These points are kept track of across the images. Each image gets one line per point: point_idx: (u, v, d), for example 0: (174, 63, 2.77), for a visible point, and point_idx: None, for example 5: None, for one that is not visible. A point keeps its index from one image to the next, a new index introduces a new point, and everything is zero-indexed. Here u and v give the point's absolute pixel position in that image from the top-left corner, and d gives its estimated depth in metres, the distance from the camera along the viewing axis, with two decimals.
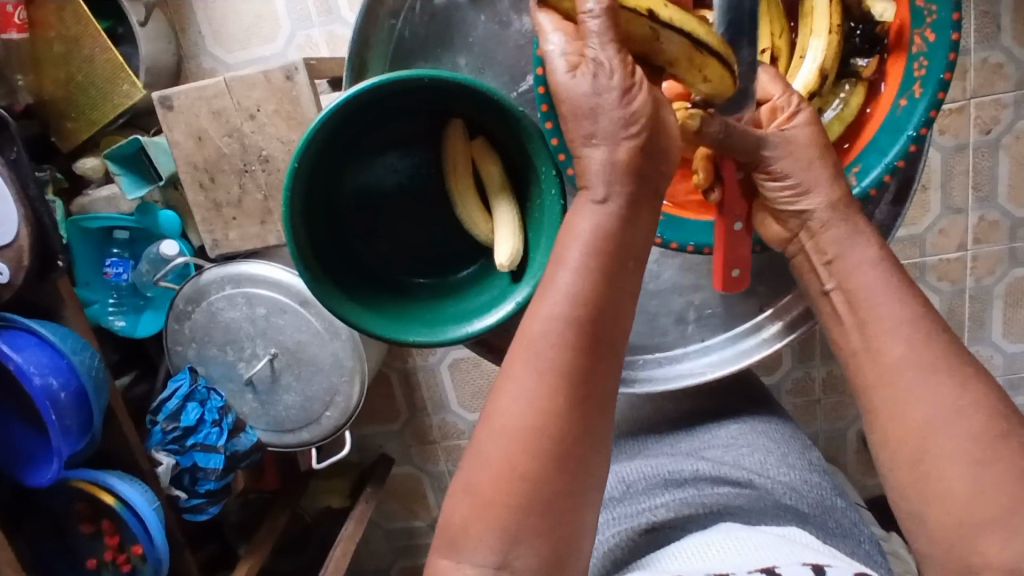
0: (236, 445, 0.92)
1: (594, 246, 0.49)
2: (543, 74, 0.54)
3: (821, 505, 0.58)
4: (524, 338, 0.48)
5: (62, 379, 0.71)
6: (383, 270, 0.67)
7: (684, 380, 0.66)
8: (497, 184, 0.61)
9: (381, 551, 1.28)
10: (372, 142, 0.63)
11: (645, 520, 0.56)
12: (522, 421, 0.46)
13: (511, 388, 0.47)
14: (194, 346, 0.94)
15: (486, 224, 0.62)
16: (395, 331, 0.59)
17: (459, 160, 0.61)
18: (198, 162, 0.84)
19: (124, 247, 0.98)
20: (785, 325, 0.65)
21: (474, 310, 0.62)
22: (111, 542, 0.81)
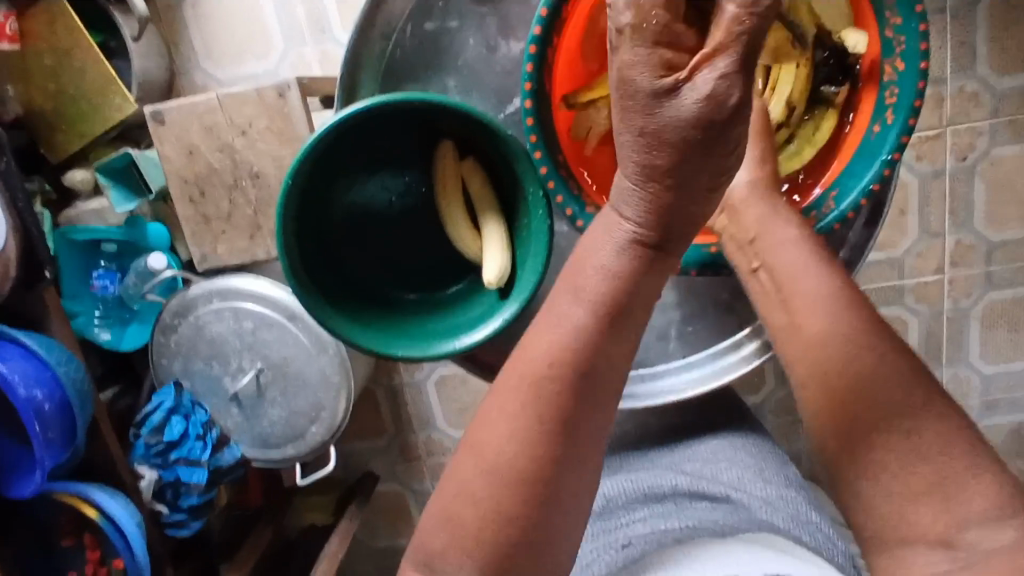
0: (220, 460, 0.93)
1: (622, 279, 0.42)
2: (531, 90, 0.55)
3: (798, 519, 0.57)
4: (518, 362, 0.42)
5: (47, 391, 0.71)
6: (375, 286, 0.68)
7: (662, 398, 0.67)
8: (487, 204, 0.62)
9: (364, 569, 1.27)
10: (364, 159, 0.64)
11: (620, 537, 0.57)
12: (510, 450, 0.41)
13: (498, 418, 0.41)
14: (179, 360, 0.93)
15: (474, 242, 0.63)
16: (383, 345, 0.61)
17: (448, 179, 0.63)
18: (188, 176, 0.84)
19: (111, 259, 0.98)
20: (762, 344, 0.65)
21: (462, 327, 0.63)
22: (92, 557, 0.81)
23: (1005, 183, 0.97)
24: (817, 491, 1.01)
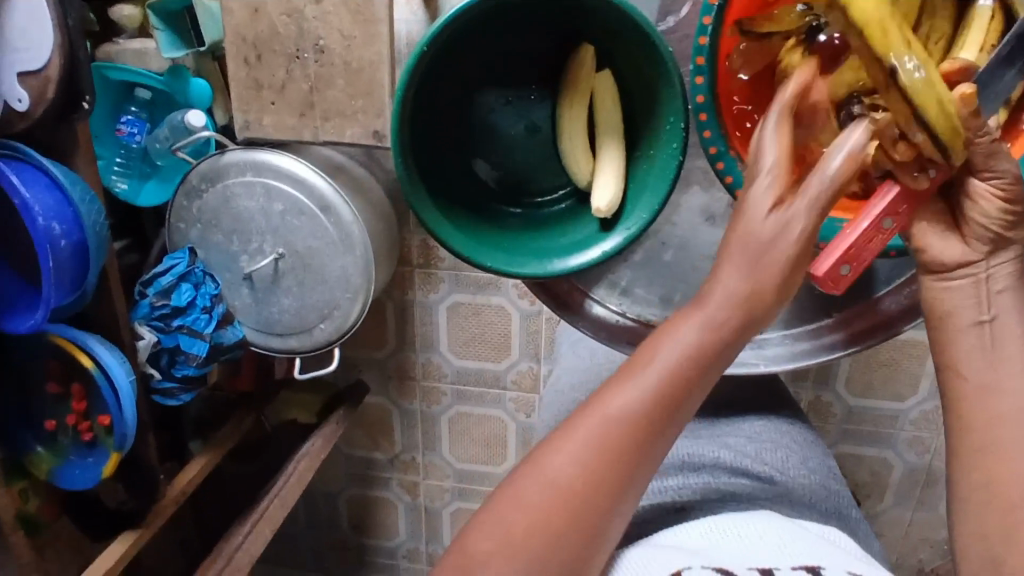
0: (222, 336, 0.89)
1: (706, 343, 0.45)
2: (708, 26, 0.50)
3: (838, 512, 0.59)
4: (597, 410, 0.44)
5: (65, 227, 0.67)
6: (479, 196, 0.68)
7: (739, 369, 0.63)
8: (609, 127, 0.62)
9: (334, 475, 1.27)
10: (492, 51, 0.64)
11: (671, 498, 0.56)
12: (572, 476, 0.43)
13: (566, 448, 0.43)
14: (198, 227, 0.89)
15: (587, 166, 0.63)
16: (477, 255, 0.60)
17: (579, 91, 0.62)
18: (248, 36, 0.79)
19: (143, 108, 0.92)
20: (846, 337, 0.62)
21: (561, 249, 0.63)
22: (76, 408, 0.78)
23: None
24: None
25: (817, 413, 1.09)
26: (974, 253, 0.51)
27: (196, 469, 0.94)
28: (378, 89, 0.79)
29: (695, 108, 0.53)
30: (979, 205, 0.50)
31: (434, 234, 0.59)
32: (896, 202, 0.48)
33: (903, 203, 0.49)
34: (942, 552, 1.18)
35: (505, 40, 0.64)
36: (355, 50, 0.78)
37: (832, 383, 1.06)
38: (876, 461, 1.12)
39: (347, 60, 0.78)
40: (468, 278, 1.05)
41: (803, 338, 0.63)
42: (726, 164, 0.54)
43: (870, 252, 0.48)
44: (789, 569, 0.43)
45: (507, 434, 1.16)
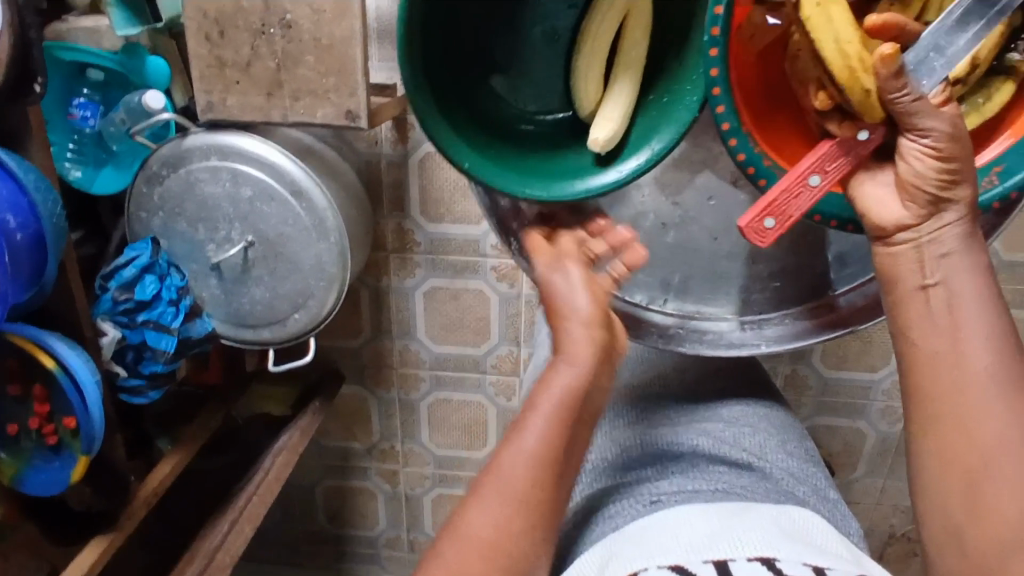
0: (189, 330, 0.85)
1: (568, 403, 0.52)
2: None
3: (818, 495, 0.58)
4: (500, 462, 0.50)
5: (20, 219, 0.63)
6: (495, 108, 0.68)
7: (737, 349, 0.66)
8: (633, 57, 0.62)
9: (310, 467, 1.24)
10: None
11: (648, 492, 0.55)
12: (490, 531, 0.47)
13: (483, 499, 0.48)
14: (161, 216, 0.85)
15: (596, 95, 0.64)
16: (487, 173, 0.59)
17: (613, 12, 0.61)
18: (209, 10, 0.74)
19: (96, 89, 0.86)
20: (840, 317, 0.64)
21: (570, 172, 0.62)
22: (39, 410, 0.74)
23: None
24: None
25: (793, 387, 1.11)
26: (915, 215, 0.51)
27: (169, 468, 0.90)
28: (351, 66, 0.75)
29: (710, 82, 0.52)
30: (910, 165, 0.50)
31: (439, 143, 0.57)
32: (824, 157, 0.51)
33: (839, 156, 0.51)
34: (912, 517, 1.21)
35: None
36: (326, 25, 0.74)
37: (807, 358, 1.07)
38: (850, 432, 1.14)
39: (317, 36, 0.74)
40: (444, 262, 1.02)
41: (800, 317, 0.66)
42: (739, 143, 0.53)
43: (798, 201, 0.52)
44: (743, 560, 0.44)
45: (487, 419, 1.15)
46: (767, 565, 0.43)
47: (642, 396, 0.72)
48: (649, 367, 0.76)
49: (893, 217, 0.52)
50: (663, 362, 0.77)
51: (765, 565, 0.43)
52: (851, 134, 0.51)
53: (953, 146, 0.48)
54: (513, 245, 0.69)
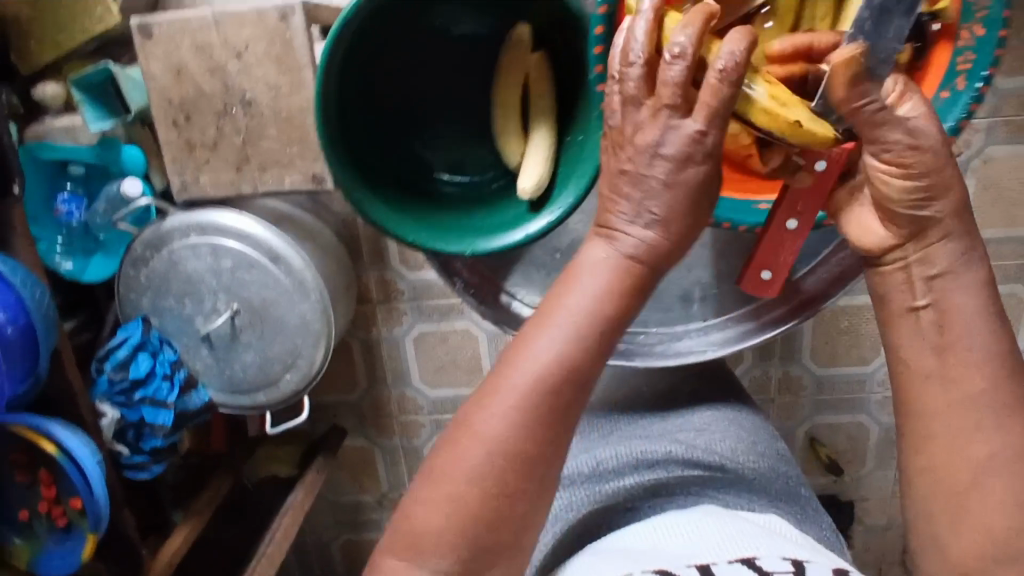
0: (187, 402, 0.88)
1: (613, 287, 0.46)
2: (602, 35, 0.52)
3: (788, 491, 0.61)
4: (518, 366, 0.46)
5: (8, 314, 0.66)
6: (414, 174, 0.71)
7: (685, 357, 0.68)
8: (541, 110, 0.64)
9: (324, 525, 1.25)
10: (423, 37, 0.69)
11: (619, 501, 0.58)
12: (501, 439, 0.45)
13: (495, 405, 0.45)
14: (149, 295, 0.88)
15: (519, 148, 0.66)
16: (415, 235, 0.60)
17: (513, 70, 0.65)
18: (173, 98, 0.78)
19: (79, 183, 0.90)
20: (785, 313, 0.66)
21: (494, 229, 0.63)
22: (47, 494, 0.76)
23: (997, 184, 0.93)
24: None
25: (788, 389, 1.10)
26: (895, 236, 0.51)
27: (179, 540, 0.92)
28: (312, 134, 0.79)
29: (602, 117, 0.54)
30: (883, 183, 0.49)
31: (364, 214, 0.59)
32: (794, 203, 0.56)
33: (807, 194, 0.55)
34: None
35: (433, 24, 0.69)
36: (283, 98, 0.78)
37: (798, 357, 1.07)
38: (852, 426, 1.12)
39: (276, 109, 0.79)
40: (429, 306, 1.05)
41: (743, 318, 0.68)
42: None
43: (760, 252, 0.59)
44: (725, 563, 0.44)
45: None
46: (749, 565, 0.43)
47: (615, 416, 0.75)
48: (632, 387, 0.78)
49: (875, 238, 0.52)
50: (644, 380, 0.78)
51: (746, 566, 0.43)
52: (813, 169, 0.54)
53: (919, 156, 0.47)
54: (457, 284, 0.71)
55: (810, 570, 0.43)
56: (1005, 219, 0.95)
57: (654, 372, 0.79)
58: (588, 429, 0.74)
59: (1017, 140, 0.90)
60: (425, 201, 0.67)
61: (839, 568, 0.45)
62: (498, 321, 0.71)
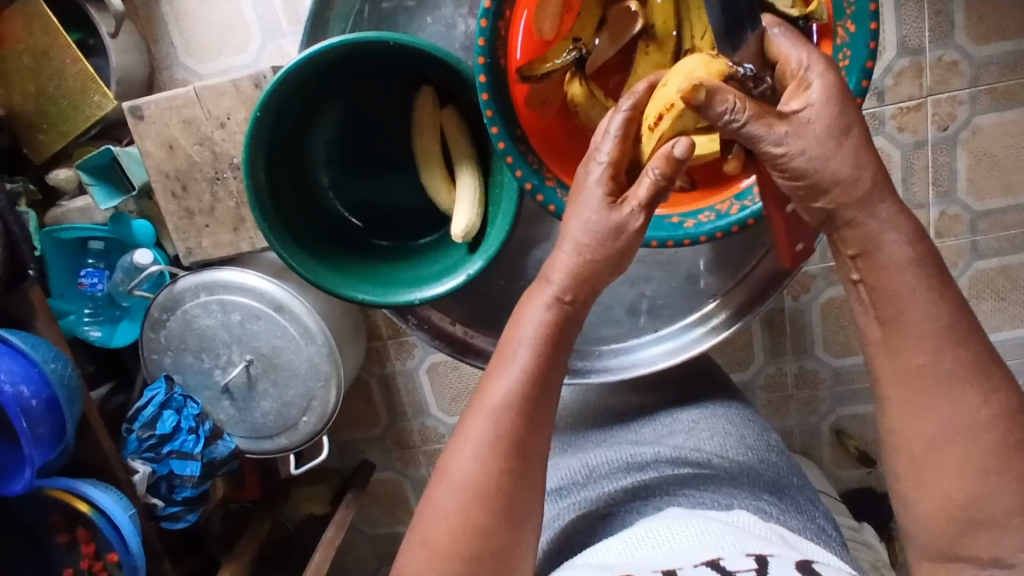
0: (214, 452, 0.92)
1: (549, 334, 0.52)
2: (486, 83, 0.54)
3: (777, 482, 0.61)
4: (483, 404, 0.50)
5: (33, 387, 0.73)
6: (346, 230, 0.75)
7: (634, 371, 0.71)
8: (462, 156, 0.67)
9: (364, 557, 1.28)
10: (344, 101, 0.71)
11: (601, 506, 0.59)
12: (478, 478, 0.48)
13: (467, 446, 0.49)
14: (170, 354, 0.93)
15: (450, 195, 0.68)
16: (343, 287, 0.65)
17: (426, 123, 0.67)
18: (170, 170, 0.85)
19: (99, 257, 0.97)
20: (730, 315, 0.70)
21: (435, 276, 0.67)
22: (86, 551, 0.82)
23: (990, 153, 0.91)
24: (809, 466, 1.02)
25: (805, 383, 1.05)
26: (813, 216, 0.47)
27: None
28: None
29: (500, 155, 0.56)
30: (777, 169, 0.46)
31: (304, 276, 0.64)
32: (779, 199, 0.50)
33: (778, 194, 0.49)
34: None
35: (351, 90, 0.70)
36: None
37: (812, 351, 1.03)
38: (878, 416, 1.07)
39: None
40: None
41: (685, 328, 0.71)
42: (546, 195, 0.57)
43: (782, 236, 0.52)
44: (691, 568, 0.43)
45: None
46: (713, 567, 0.42)
47: (607, 425, 0.77)
48: (627, 395, 0.79)
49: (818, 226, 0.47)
50: (639, 388, 0.79)
51: (712, 568, 0.42)
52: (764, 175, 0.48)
53: (813, 146, 0.43)
54: (410, 321, 0.73)
55: (772, 567, 0.42)
56: (1002, 187, 0.92)
57: (649, 381, 0.79)
58: (583, 439, 0.76)
59: (1002, 108, 0.89)
60: (362, 256, 0.72)
61: (804, 561, 0.44)
62: (454, 353, 0.73)
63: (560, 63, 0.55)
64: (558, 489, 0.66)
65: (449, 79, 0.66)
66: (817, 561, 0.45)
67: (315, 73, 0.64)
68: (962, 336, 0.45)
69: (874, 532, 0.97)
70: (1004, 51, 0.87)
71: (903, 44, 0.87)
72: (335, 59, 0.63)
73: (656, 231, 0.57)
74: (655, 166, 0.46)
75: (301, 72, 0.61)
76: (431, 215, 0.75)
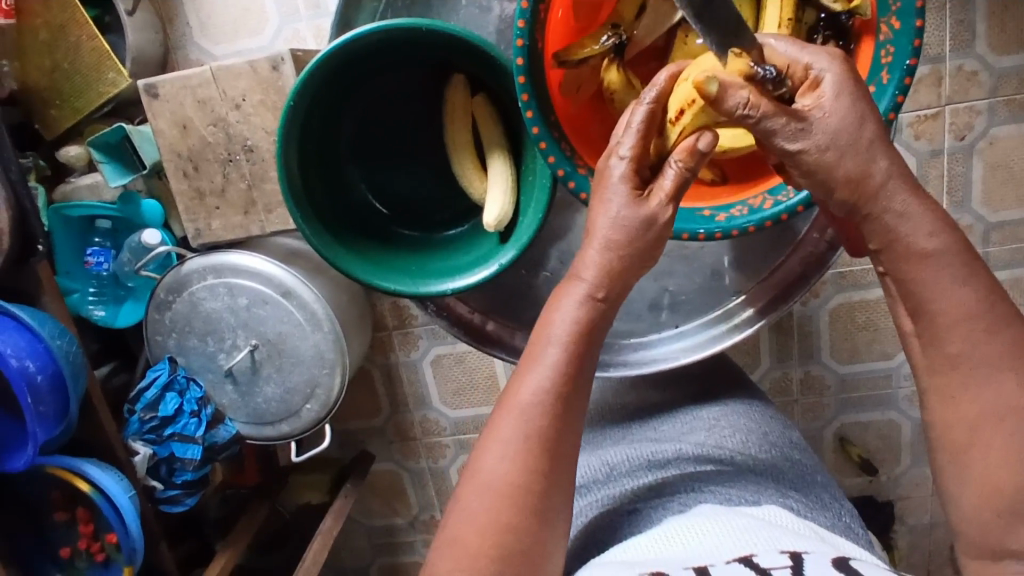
0: (215, 436, 0.91)
1: (585, 331, 0.50)
2: (524, 66, 0.53)
3: (801, 480, 0.61)
4: (512, 401, 0.49)
5: (39, 363, 0.73)
6: (373, 218, 0.74)
7: (656, 364, 0.71)
8: (493, 142, 0.66)
9: (361, 548, 1.28)
10: (373, 88, 0.70)
11: (623, 503, 0.59)
12: (509, 476, 0.47)
13: (497, 445, 0.48)
14: (174, 336, 0.92)
15: (481, 183, 0.67)
16: (372, 275, 0.64)
17: (457, 111, 0.67)
18: (183, 150, 0.84)
19: (107, 236, 0.97)
20: (755, 312, 0.70)
21: (462, 267, 0.66)
22: (85, 531, 0.82)
23: (1006, 164, 0.91)
24: None
25: (810, 389, 1.05)
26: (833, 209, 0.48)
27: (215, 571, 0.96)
28: None
29: (534, 139, 0.55)
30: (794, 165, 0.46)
31: (334, 263, 0.63)
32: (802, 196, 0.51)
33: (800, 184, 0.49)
34: None
35: (381, 77, 0.70)
36: None
37: (818, 357, 1.02)
38: (883, 425, 1.06)
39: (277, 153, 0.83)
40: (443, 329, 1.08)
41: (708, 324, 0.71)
42: (578, 182, 0.56)
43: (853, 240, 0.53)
44: (722, 564, 0.43)
45: None
46: (746, 564, 0.42)
47: (624, 423, 0.76)
48: (638, 395, 0.79)
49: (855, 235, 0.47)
50: (649, 387, 0.79)
51: (744, 564, 0.42)
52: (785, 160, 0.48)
53: (825, 142, 0.44)
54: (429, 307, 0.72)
55: (807, 564, 0.42)
56: (1017, 199, 0.92)
57: (660, 381, 0.79)
58: (601, 436, 0.75)
59: (1020, 120, 0.89)
60: (387, 244, 0.71)
61: (839, 556, 0.44)
62: (473, 343, 0.73)
63: (599, 48, 0.56)
64: (579, 486, 0.65)
65: (480, 67, 0.65)
66: (853, 556, 0.44)
67: (349, 60, 0.63)
68: (982, 339, 0.45)
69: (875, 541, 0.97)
70: None
71: (923, 52, 0.86)
72: (370, 45, 0.62)
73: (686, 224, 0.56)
74: (677, 158, 0.47)
75: (338, 56, 0.60)
76: (458, 206, 0.74)
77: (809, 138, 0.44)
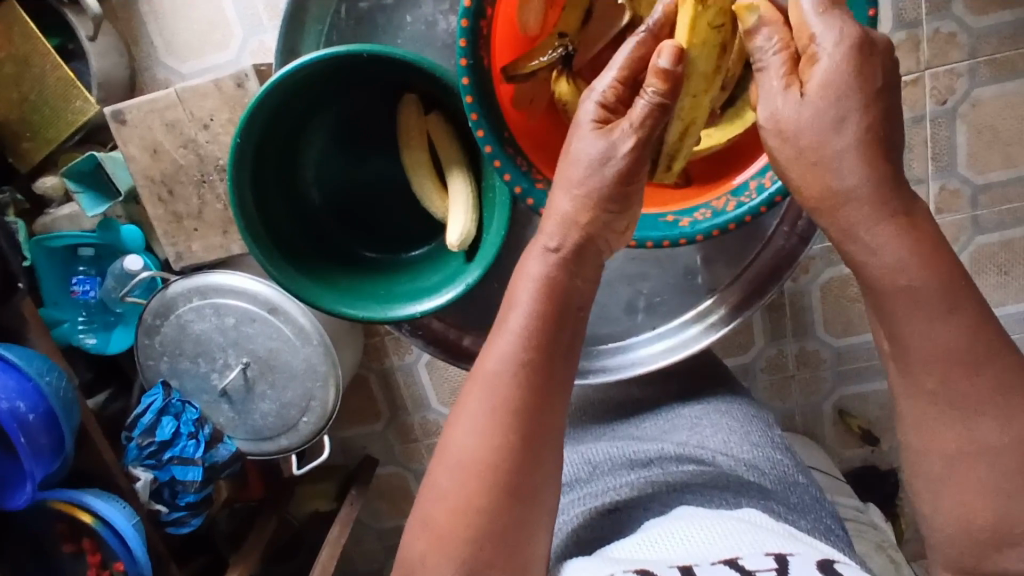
0: (215, 456, 0.91)
1: (545, 292, 0.52)
2: (469, 84, 0.52)
3: (784, 481, 0.60)
4: (481, 374, 0.52)
5: (29, 402, 0.74)
6: (337, 242, 0.74)
7: (632, 369, 0.71)
8: (453, 158, 0.66)
9: (372, 551, 1.29)
10: (332, 108, 0.69)
11: (606, 501, 0.59)
12: (479, 455, 0.50)
13: (465, 421, 0.51)
14: (166, 360, 0.91)
15: (443, 202, 0.66)
16: (342, 304, 0.64)
17: (412, 133, 0.66)
18: (155, 175, 0.83)
19: (90, 264, 0.95)
20: (728, 311, 0.69)
21: (429, 287, 0.66)
22: (92, 560, 0.83)
23: (989, 126, 0.89)
24: (813, 448, 1.01)
25: (806, 364, 1.04)
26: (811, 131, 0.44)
27: None
28: None
29: (488, 158, 0.55)
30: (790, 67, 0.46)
31: (297, 295, 0.63)
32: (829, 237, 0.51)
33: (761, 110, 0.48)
34: None
35: (339, 97, 0.69)
36: None
37: (812, 332, 1.02)
38: (881, 395, 1.05)
39: None
40: None
41: (683, 327, 0.71)
42: (536, 198, 0.55)
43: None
44: (708, 565, 0.42)
45: None
46: (731, 566, 0.42)
47: (608, 420, 0.76)
48: (624, 389, 0.78)
49: (833, 155, 0.44)
50: (637, 383, 0.79)
51: (729, 565, 0.42)
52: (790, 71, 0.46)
53: (796, 124, 0.45)
54: (403, 328, 0.72)
55: (792, 566, 0.42)
56: (1003, 160, 0.91)
57: (650, 376, 0.78)
58: (581, 434, 0.76)
59: (1001, 80, 0.87)
60: (353, 269, 0.71)
61: (825, 560, 0.44)
62: (450, 358, 0.72)
63: (546, 61, 0.56)
64: (562, 484, 0.65)
65: (432, 86, 0.64)
66: (837, 559, 0.44)
67: (303, 84, 0.62)
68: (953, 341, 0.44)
69: (878, 512, 0.96)
70: (1002, 21, 0.85)
71: (898, 18, 0.85)
72: (322, 69, 0.61)
73: (644, 231, 0.56)
74: (650, 88, 0.48)
75: (289, 82, 0.59)
76: (424, 226, 0.74)
77: (792, 105, 0.45)
